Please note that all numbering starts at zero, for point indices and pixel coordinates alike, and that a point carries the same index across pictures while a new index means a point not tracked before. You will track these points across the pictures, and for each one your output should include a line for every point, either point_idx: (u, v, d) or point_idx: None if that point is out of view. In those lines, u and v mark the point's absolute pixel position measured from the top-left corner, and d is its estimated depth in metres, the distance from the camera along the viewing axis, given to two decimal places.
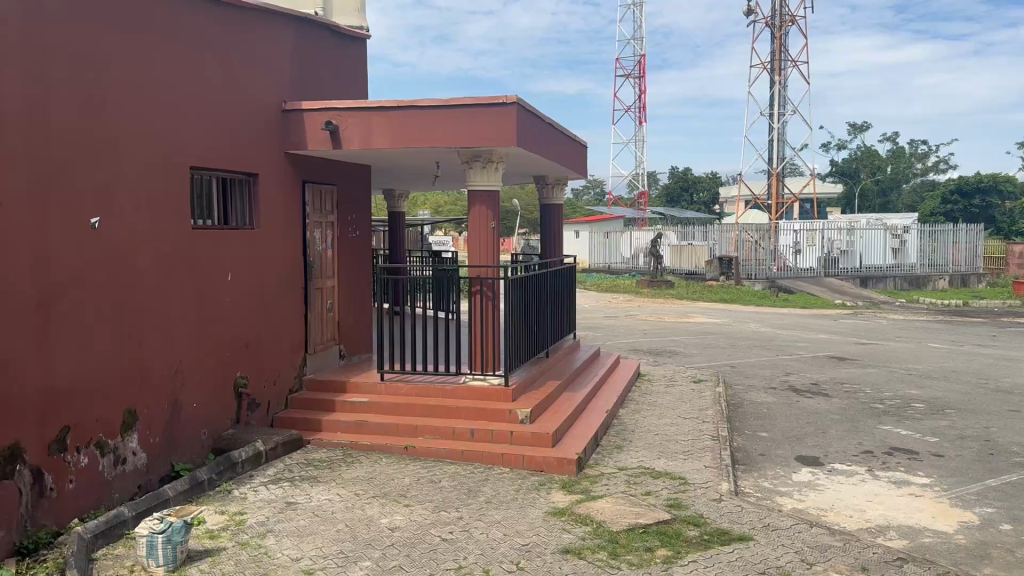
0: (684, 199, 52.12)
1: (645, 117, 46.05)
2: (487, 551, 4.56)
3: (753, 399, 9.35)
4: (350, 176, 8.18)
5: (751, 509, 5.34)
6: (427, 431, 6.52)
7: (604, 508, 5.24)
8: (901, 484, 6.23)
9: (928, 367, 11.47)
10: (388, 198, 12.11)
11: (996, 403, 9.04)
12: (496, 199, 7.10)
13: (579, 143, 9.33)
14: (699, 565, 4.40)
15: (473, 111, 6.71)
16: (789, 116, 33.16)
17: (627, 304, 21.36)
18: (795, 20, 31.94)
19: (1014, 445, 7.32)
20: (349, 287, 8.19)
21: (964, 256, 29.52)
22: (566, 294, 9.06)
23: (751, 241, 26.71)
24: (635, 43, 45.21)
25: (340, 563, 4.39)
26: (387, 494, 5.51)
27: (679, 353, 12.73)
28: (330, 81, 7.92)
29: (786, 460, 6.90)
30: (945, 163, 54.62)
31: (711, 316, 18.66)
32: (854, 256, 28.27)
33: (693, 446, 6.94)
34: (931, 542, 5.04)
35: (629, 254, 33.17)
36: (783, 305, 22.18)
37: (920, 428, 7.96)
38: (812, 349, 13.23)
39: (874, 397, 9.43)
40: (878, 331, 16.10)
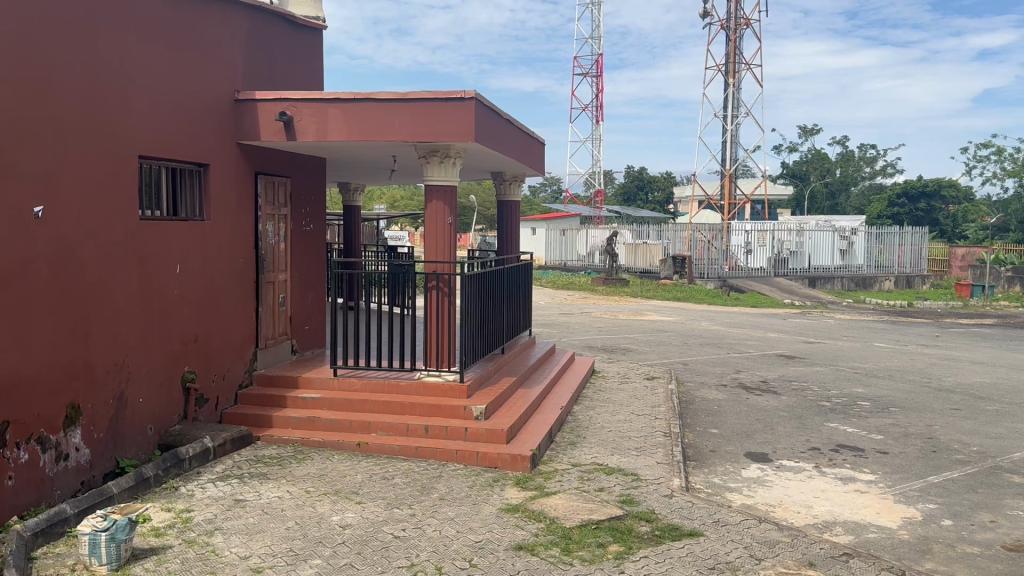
0: (638, 198, 52.55)
1: (601, 116, 46.30)
2: (440, 548, 4.54)
3: (704, 396, 9.48)
4: (304, 169, 8.05)
5: (701, 505, 5.40)
6: (380, 427, 6.46)
7: (557, 504, 5.26)
8: (846, 481, 6.37)
9: (874, 366, 11.76)
10: (343, 190, 12.01)
11: (938, 402, 9.30)
12: (452, 194, 7.05)
13: (537, 140, 9.32)
14: (651, 561, 4.43)
15: (432, 105, 6.65)
16: (742, 118, 33.62)
17: (582, 302, 21.49)
18: (749, 23, 32.38)
19: (956, 442, 7.54)
20: (301, 281, 8.07)
21: (908, 257, 30.34)
22: (522, 290, 9.05)
23: (704, 241, 27.06)
24: (593, 42, 45.40)
25: (289, 561, 4.33)
26: (339, 491, 5.45)
27: (633, 350, 12.84)
28: (284, 71, 7.79)
29: (735, 456, 7.01)
30: (892, 168, 56.14)
31: (663, 314, 18.88)
32: (804, 256, 28.85)
33: (645, 442, 6.99)
34: (875, 537, 5.16)
35: (585, 252, 33.33)
36: (733, 304, 22.46)
37: (866, 425, 8.14)
38: (762, 348, 13.47)
39: (821, 395, 9.62)
40: (826, 330, 16.44)
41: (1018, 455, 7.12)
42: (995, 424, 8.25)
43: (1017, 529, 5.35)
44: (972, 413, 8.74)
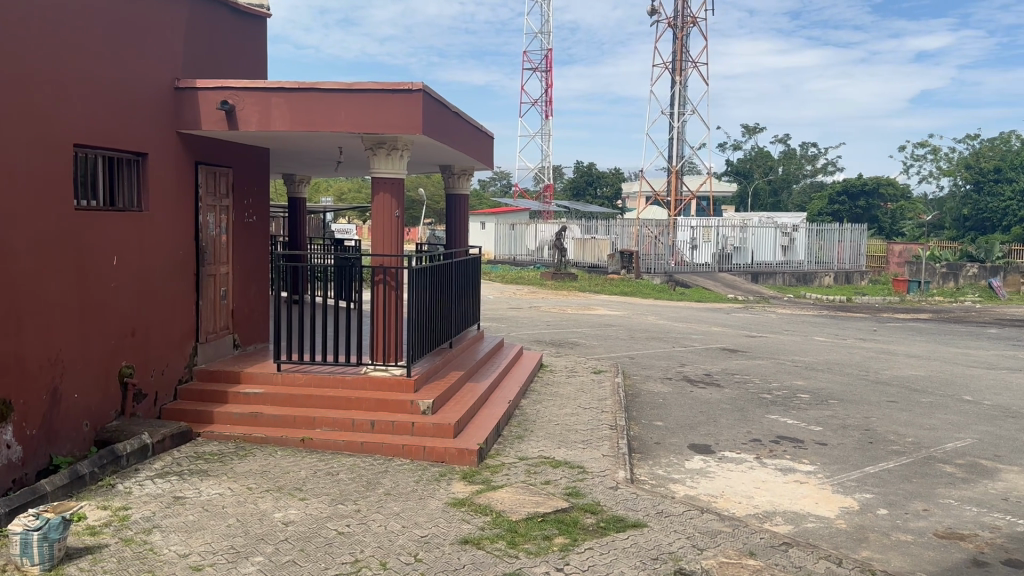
0: (587, 193, 52.95)
1: (551, 111, 46.43)
2: (385, 544, 4.50)
3: (650, 389, 9.60)
4: (246, 160, 7.89)
5: (645, 496, 5.47)
6: (324, 423, 6.38)
7: (504, 498, 5.26)
8: (786, 471, 6.52)
9: (813, 359, 12.06)
10: (288, 182, 11.83)
11: (875, 394, 9.57)
12: (400, 187, 6.99)
13: (485, 134, 9.29)
14: (595, 552, 4.47)
15: (378, 96, 6.58)
16: (688, 116, 34.10)
17: (531, 296, 21.54)
18: (696, 21, 32.81)
19: (891, 433, 7.78)
20: (243, 274, 7.91)
21: (848, 254, 31.20)
22: (470, 284, 9.03)
23: (651, 237, 27.38)
24: (543, 38, 45.49)
25: (230, 558, 4.24)
26: (282, 487, 5.36)
27: (580, 344, 12.91)
28: (226, 60, 7.63)
29: (679, 448, 7.11)
30: (832, 166, 57.67)
31: (611, 308, 19.05)
32: (747, 253, 29.34)
33: (592, 435, 7.04)
34: (814, 526, 5.30)
35: (534, 246, 33.44)
36: (679, 299, 22.76)
37: (805, 417, 8.34)
38: (706, 342, 13.70)
39: (763, 388, 9.82)
40: (768, 325, 16.82)
41: (949, 445, 7.39)
42: (928, 415, 8.54)
43: (947, 516, 5.54)
44: (907, 405, 9.03)
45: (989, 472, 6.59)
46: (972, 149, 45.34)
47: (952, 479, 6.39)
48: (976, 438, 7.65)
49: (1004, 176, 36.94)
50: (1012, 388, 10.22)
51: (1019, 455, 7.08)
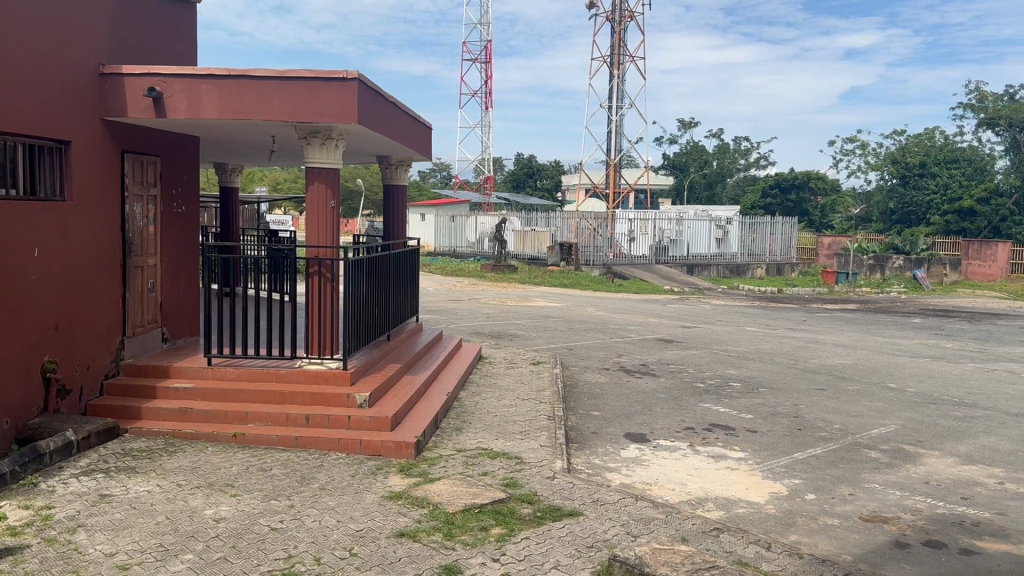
0: (527, 185, 53.13)
1: (491, 102, 46.37)
2: (318, 539, 4.45)
3: (587, 379, 9.72)
4: (175, 148, 7.68)
5: (581, 485, 5.53)
6: (257, 418, 6.27)
7: (441, 490, 5.26)
8: (718, 458, 6.68)
9: (746, 349, 12.36)
10: (219, 171, 11.58)
11: (804, 382, 9.88)
12: (335, 177, 6.89)
13: (423, 124, 9.21)
14: (532, 541, 4.51)
15: (312, 84, 6.47)
16: (626, 110, 34.47)
17: (470, 288, 21.52)
18: (633, 16, 33.15)
19: (818, 420, 8.03)
20: (171, 266, 7.70)
21: (780, 246, 32.02)
22: (408, 276, 8.97)
23: (590, 229, 27.67)
24: (482, 28, 45.33)
25: (158, 556, 4.14)
26: (213, 484, 5.25)
27: (520, 335, 12.97)
28: (154, 45, 7.40)
29: (616, 437, 7.22)
30: (765, 160, 59.13)
31: (550, 300, 19.18)
32: (682, 245, 29.82)
33: (530, 426, 7.09)
34: (745, 512, 5.44)
35: (474, 238, 33.39)
36: (617, 291, 23.05)
37: (737, 405, 8.56)
38: (643, 332, 13.92)
39: (696, 377, 10.04)
40: (702, 315, 17.18)
41: (874, 431, 7.66)
42: (854, 403, 8.85)
43: (872, 500, 5.75)
44: (834, 392, 9.35)
45: (911, 457, 6.86)
46: (897, 145, 47.07)
47: (876, 464, 6.63)
48: (899, 424, 7.96)
49: (929, 171, 38.37)
50: (933, 375, 10.66)
51: (938, 440, 7.40)
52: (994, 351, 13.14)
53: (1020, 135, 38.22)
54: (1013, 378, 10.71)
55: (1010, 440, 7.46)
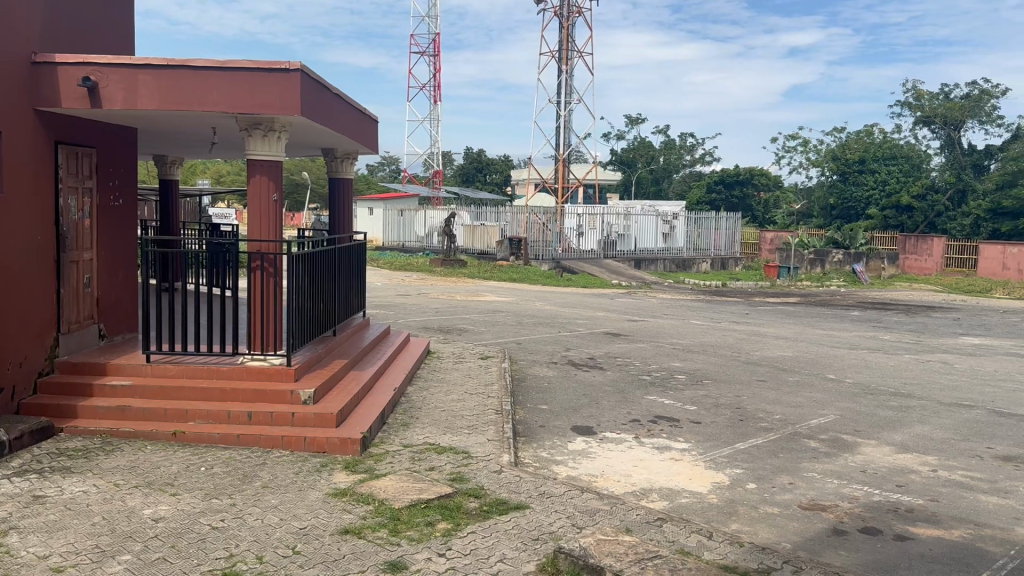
0: (476, 179, 53.10)
1: (440, 96, 46.16)
2: (261, 537, 4.39)
3: (536, 373, 9.76)
4: (111, 140, 7.47)
5: (528, 479, 5.57)
6: (197, 416, 6.15)
7: (387, 486, 5.23)
8: (663, 449, 6.78)
9: (690, 341, 12.56)
10: (160, 164, 11.29)
11: (746, 374, 10.10)
12: (278, 170, 6.79)
13: (369, 118, 9.11)
14: (477, 536, 4.51)
15: (253, 74, 6.36)
16: (574, 105, 34.65)
17: (419, 282, 21.44)
18: (581, 12, 33.34)
19: (760, 411, 8.21)
20: (108, 260, 7.49)
21: (724, 241, 32.62)
22: (355, 271, 8.89)
23: (539, 224, 27.82)
24: (430, 22, 45.12)
25: (94, 558, 4.04)
26: (152, 483, 5.14)
27: (468, 330, 12.96)
28: (89, 33, 7.18)
29: (563, 430, 7.27)
30: (710, 157, 60.18)
31: (499, 294, 19.18)
32: (630, 240, 30.07)
33: (477, 420, 7.09)
34: (688, 502, 5.54)
35: (423, 232, 33.25)
36: (565, 285, 23.17)
37: (681, 397, 8.71)
38: (591, 326, 14.03)
39: (643, 370, 10.18)
40: (649, 309, 17.39)
41: (813, 421, 7.87)
42: (795, 393, 9.07)
43: (811, 489, 5.91)
44: (775, 384, 9.58)
45: (849, 446, 7.06)
46: (837, 142, 48.29)
47: (815, 454, 6.81)
48: (838, 414, 8.18)
49: (867, 167, 39.46)
50: (870, 366, 10.99)
51: (875, 430, 7.63)
52: (928, 343, 13.60)
53: (954, 132, 39.60)
54: (946, 368, 11.11)
55: (942, 429, 7.73)
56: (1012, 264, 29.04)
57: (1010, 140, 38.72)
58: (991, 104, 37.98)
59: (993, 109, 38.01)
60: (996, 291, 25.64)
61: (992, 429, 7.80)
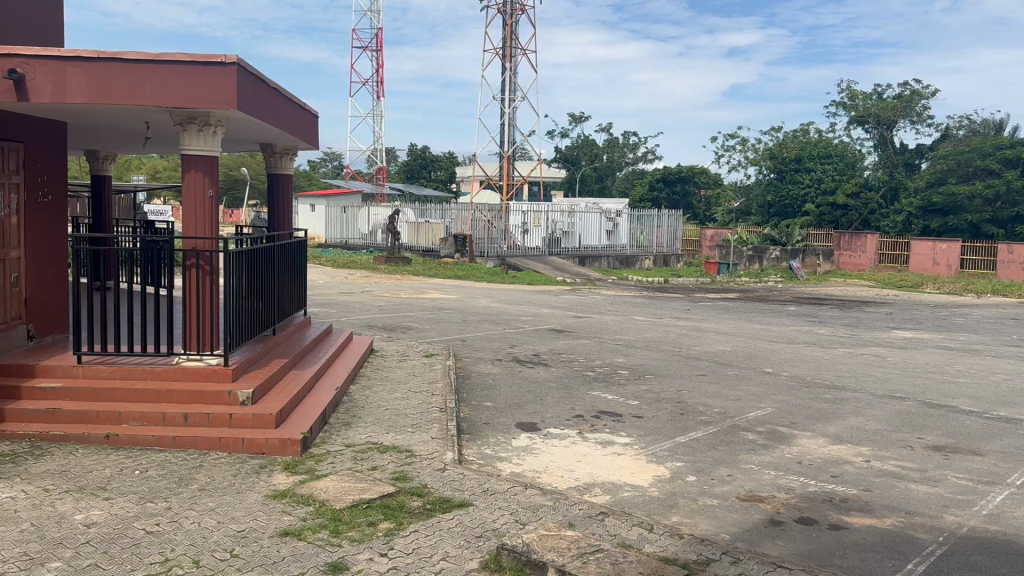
0: (421, 176, 52.84)
1: (382, 91, 45.74)
2: (198, 541, 4.30)
3: (480, 370, 9.76)
4: (39, 133, 7.21)
5: (472, 476, 5.56)
6: (132, 418, 5.99)
7: (328, 487, 5.17)
8: (606, 444, 6.86)
9: (633, 337, 12.73)
10: (92, 159, 10.94)
11: (687, 368, 10.27)
12: (214, 165, 6.66)
13: (309, 112, 8.97)
14: (420, 534, 4.50)
15: (188, 68, 6.21)
16: (519, 102, 34.72)
17: (363, 280, 21.23)
18: (524, 9, 33.38)
19: (700, 405, 8.37)
20: (36, 258, 7.23)
21: (666, 238, 33.08)
22: (295, 268, 8.76)
23: (485, 221, 27.64)
24: (372, 16, 44.68)
25: (22, 566, 3.90)
26: (83, 488, 4.98)
27: (413, 328, 12.88)
28: (14, 24, 6.92)
29: (507, 427, 7.29)
30: (652, 155, 61.04)
31: (443, 292, 19.11)
32: (575, 237, 30.28)
33: (421, 418, 7.07)
34: (629, 495, 5.61)
35: (367, 230, 32.93)
36: (510, 282, 23.20)
37: (623, 392, 8.82)
38: (535, 323, 14.09)
39: (586, 365, 10.27)
40: (593, 306, 17.55)
41: (751, 414, 8.04)
42: (733, 387, 9.27)
43: (749, 480, 6.04)
44: (715, 377, 9.78)
45: (785, 438, 7.24)
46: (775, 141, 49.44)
47: (753, 446, 6.97)
48: (775, 407, 8.39)
49: (804, 165, 40.51)
50: (806, 360, 11.29)
51: (811, 422, 7.85)
52: (862, 336, 14.04)
53: (886, 132, 40.91)
54: (879, 361, 11.48)
55: (875, 420, 7.99)
56: (942, 259, 30.18)
57: (939, 139, 40.25)
58: (922, 105, 39.58)
59: (923, 109, 39.66)
60: (927, 285, 26.62)
61: (921, 419, 8.09)
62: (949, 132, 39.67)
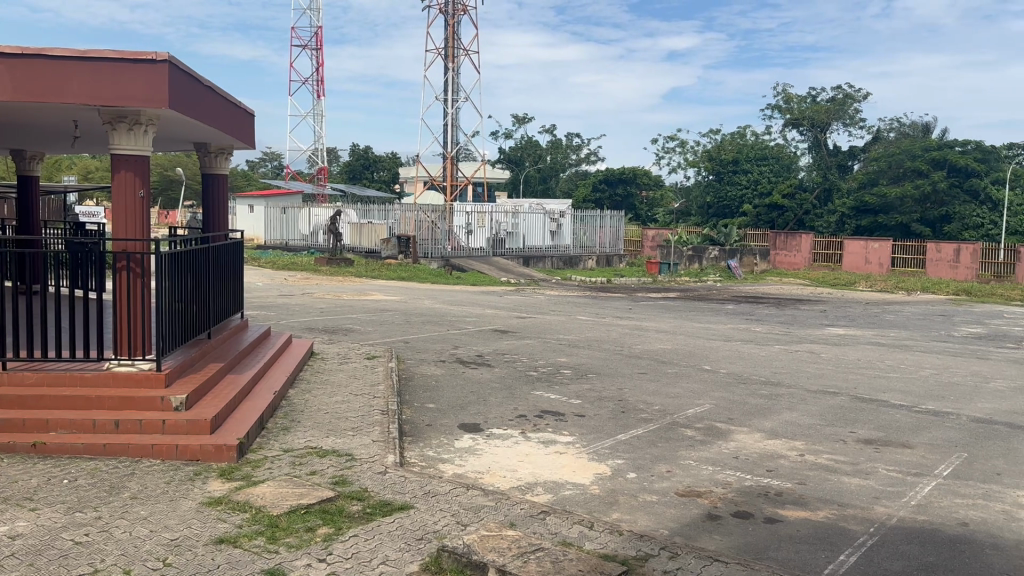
0: (363, 176, 52.43)
1: (323, 91, 45.19)
2: (129, 550, 4.18)
3: (423, 372, 9.72)
4: None
5: (413, 478, 5.52)
6: (60, 426, 5.79)
7: (265, 493, 5.07)
8: (548, 443, 6.89)
9: (576, 337, 12.82)
10: (17, 159, 10.51)
11: (628, 367, 10.39)
12: (145, 165, 6.49)
13: (244, 112, 8.80)
14: (360, 538, 4.46)
15: (118, 65, 6.03)
16: (461, 103, 34.67)
17: (303, 282, 20.89)
18: (466, 10, 33.34)
19: (642, 403, 8.47)
20: None
21: (609, 239, 33.40)
22: (231, 269, 8.58)
23: (428, 222, 27.54)
24: (312, 15, 44.10)
25: None
26: (8, 499, 4.79)
27: (355, 330, 12.72)
28: None
29: (449, 429, 7.26)
30: (595, 156, 61.75)
31: (386, 293, 18.97)
32: (519, 237, 30.34)
33: (362, 422, 6.99)
34: (570, 494, 5.64)
35: (307, 231, 32.42)
36: (453, 283, 23.13)
37: (566, 391, 8.88)
38: (479, 324, 14.07)
39: (530, 366, 10.30)
40: (536, 306, 17.61)
41: (690, 411, 8.18)
42: (673, 385, 9.40)
43: (687, 476, 6.14)
44: (655, 375, 9.91)
45: (723, 434, 7.37)
46: (714, 143, 50.43)
47: (691, 442, 7.07)
48: (713, 403, 8.54)
49: (741, 167, 41.38)
50: (744, 357, 11.53)
51: (747, 417, 8.02)
52: (797, 334, 14.40)
53: (820, 134, 42.05)
54: (813, 357, 11.79)
55: (809, 415, 8.21)
56: (873, 258, 31.19)
57: (870, 142, 41.58)
58: (854, 108, 40.98)
59: (855, 112, 40.99)
60: (859, 283, 27.45)
61: (854, 414, 8.34)
62: (879, 135, 40.99)
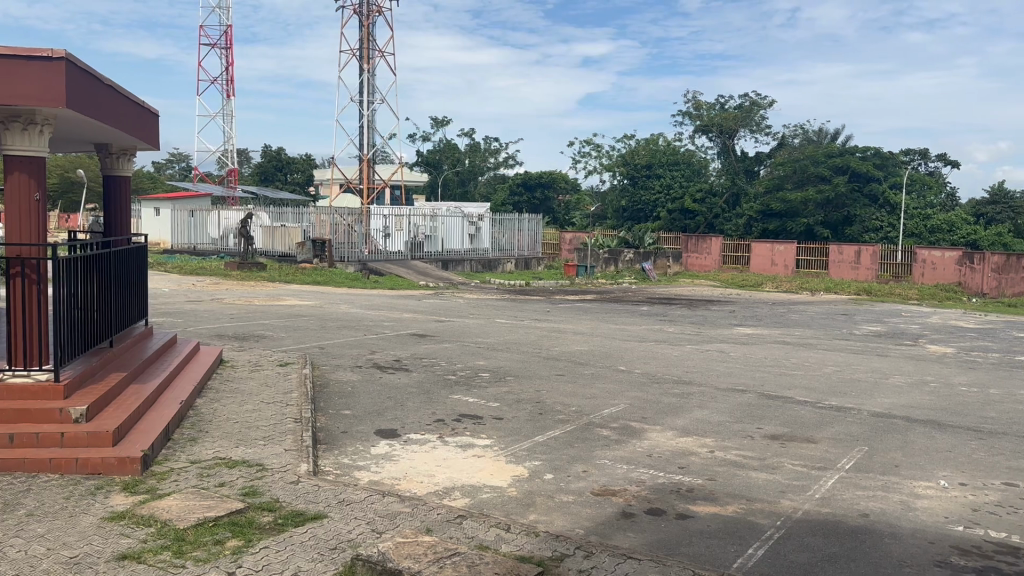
0: (277, 179, 51.32)
1: (233, 91, 43.97)
2: (23, 570, 3.96)
3: (338, 378, 9.57)
4: None
5: (327, 487, 5.43)
6: None
7: (171, 506, 4.90)
8: (465, 447, 6.88)
9: (494, 340, 12.85)
10: None
11: (545, 369, 10.48)
12: (39, 166, 6.19)
13: (148, 111, 8.46)
14: (271, 550, 4.35)
15: (10, 62, 5.73)
16: (377, 105, 34.33)
17: (213, 288, 20.24)
18: (382, 11, 32.99)
19: (558, 405, 8.55)
20: None
21: (526, 241, 33.72)
22: (134, 277, 8.24)
23: (344, 225, 27.01)
24: (221, 13, 42.86)
25: None
26: None
27: (268, 336, 12.42)
28: None
29: (366, 435, 7.16)
30: (512, 160, 62.33)
31: (301, 298, 18.59)
32: (437, 240, 30.27)
33: (274, 431, 6.82)
34: (488, 497, 5.66)
35: (217, 234, 31.50)
36: (370, 287, 22.87)
37: (484, 394, 8.89)
38: (396, 328, 13.96)
39: (447, 369, 10.27)
40: (454, 309, 17.58)
41: (606, 411, 8.30)
42: (589, 386, 9.54)
43: (603, 475, 6.23)
44: (571, 377, 10.04)
45: (636, 433, 7.51)
46: (628, 148, 51.52)
47: (606, 442, 7.18)
48: (628, 403, 8.69)
49: (654, 170, 42.42)
50: (657, 357, 11.81)
51: (660, 416, 8.20)
52: (708, 334, 14.81)
53: (728, 141, 43.45)
54: (723, 356, 12.17)
55: (719, 412, 8.45)
56: (779, 260, 32.30)
57: (776, 148, 43.19)
58: (760, 115, 42.53)
59: (761, 119, 42.56)
60: (766, 283, 28.61)
61: (762, 411, 8.61)
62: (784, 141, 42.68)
